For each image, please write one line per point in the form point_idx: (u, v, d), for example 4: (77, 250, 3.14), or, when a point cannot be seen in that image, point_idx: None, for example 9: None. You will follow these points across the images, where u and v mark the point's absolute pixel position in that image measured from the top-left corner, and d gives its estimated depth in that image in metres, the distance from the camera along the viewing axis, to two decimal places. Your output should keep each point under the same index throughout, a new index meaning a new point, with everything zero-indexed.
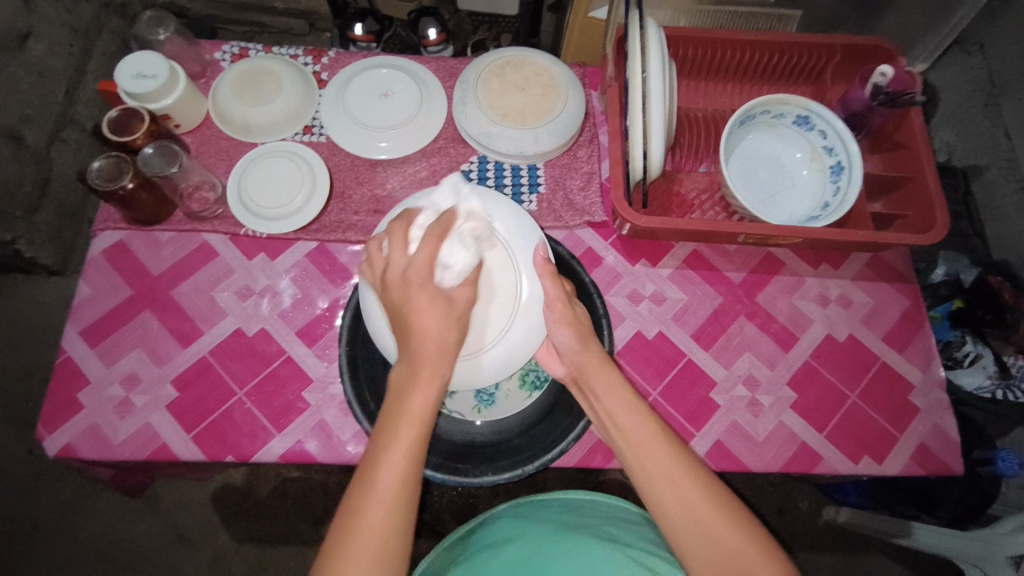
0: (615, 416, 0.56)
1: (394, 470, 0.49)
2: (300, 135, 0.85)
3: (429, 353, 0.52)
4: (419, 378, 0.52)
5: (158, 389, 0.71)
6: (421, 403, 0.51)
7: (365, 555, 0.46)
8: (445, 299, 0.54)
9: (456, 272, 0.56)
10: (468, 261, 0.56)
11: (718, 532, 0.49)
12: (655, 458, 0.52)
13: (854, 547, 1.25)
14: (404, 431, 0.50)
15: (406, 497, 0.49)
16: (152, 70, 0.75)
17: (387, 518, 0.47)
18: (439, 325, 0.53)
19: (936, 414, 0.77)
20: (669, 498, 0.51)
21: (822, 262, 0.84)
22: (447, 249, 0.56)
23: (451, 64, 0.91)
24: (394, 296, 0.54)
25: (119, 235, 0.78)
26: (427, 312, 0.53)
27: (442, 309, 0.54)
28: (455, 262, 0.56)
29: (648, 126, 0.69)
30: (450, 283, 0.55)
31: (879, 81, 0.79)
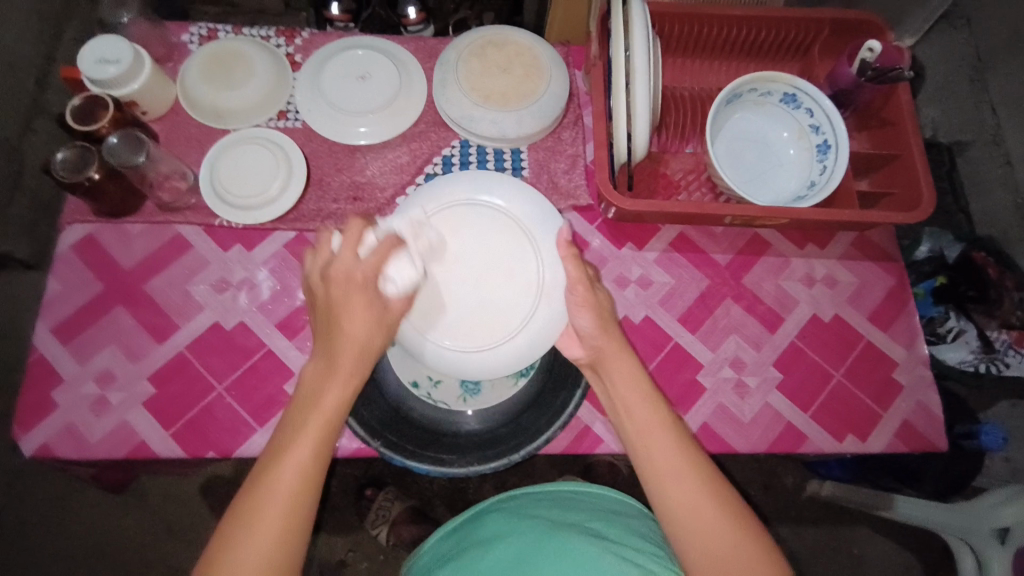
0: (625, 402, 0.55)
1: (298, 467, 0.46)
2: (275, 121, 0.81)
3: (346, 347, 0.51)
4: (334, 376, 0.50)
5: (135, 385, 0.70)
6: (331, 396, 0.50)
7: (257, 550, 0.44)
8: (383, 305, 0.55)
9: (403, 283, 0.57)
10: (415, 279, 0.58)
11: (714, 522, 0.49)
12: (660, 447, 0.52)
13: (837, 519, 1.28)
14: (311, 426, 0.48)
15: (307, 496, 0.46)
16: (114, 54, 0.71)
17: (286, 514, 0.45)
18: (364, 324, 0.52)
19: (919, 391, 0.78)
20: (675, 493, 0.51)
21: (808, 242, 0.84)
22: (395, 264, 0.57)
23: (430, 44, 0.88)
24: (332, 294, 0.53)
25: (87, 228, 0.75)
26: (360, 315, 0.52)
27: (373, 316, 0.53)
28: (402, 275, 0.57)
29: (632, 108, 0.68)
30: (393, 295, 0.57)
31: (867, 57, 0.77)
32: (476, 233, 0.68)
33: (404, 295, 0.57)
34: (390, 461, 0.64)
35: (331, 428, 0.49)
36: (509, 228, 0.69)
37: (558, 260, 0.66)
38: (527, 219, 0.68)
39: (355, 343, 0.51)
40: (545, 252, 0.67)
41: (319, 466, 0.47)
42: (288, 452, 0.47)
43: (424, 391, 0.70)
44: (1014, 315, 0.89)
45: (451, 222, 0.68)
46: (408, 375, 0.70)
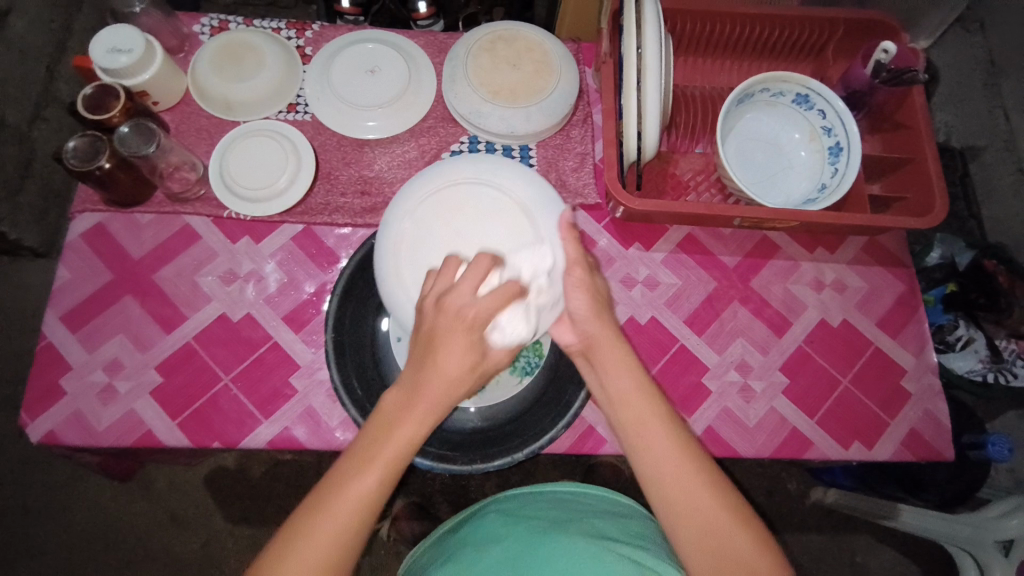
0: (620, 395, 0.54)
1: (359, 501, 0.46)
2: (284, 113, 0.82)
3: (437, 384, 0.49)
4: (415, 412, 0.48)
5: (141, 375, 0.70)
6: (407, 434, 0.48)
7: (304, 573, 0.45)
8: (483, 351, 0.50)
9: (510, 334, 0.52)
10: (520, 332, 0.53)
11: (713, 523, 0.49)
12: (656, 444, 0.51)
13: (841, 527, 1.27)
14: (378, 463, 0.47)
15: (365, 525, 0.47)
16: (125, 43, 0.71)
17: (341, 542, 0.46)
18: (457, 361, 0.49)
19: (928, 399, 0.77)
20: (663, 484, 0.50)
21: (818, 246, 0.83)
22: (505, 314, 0.52)
23: (441, 39, 0.88)
24: (436, 326, 0.49)
25: (98, 218, 0.75)
26: (457, 360, 0.49)
27: (470, 362, 0.49)
28: (509, 318, 0.52)
29: (642, 106, 0.67)
30: (497, 345, 0.52)
31: (882, 58, 0.76)
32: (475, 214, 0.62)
33: (509, 345, 0.52)
34: None
35: (400, 466, 0.48)
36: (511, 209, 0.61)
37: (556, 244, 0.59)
38: (529, 199, 0.62)
39: (445, 383, 0.49)
40: (545, 232, 0.60)
41: (378, 500, 0.47)
42: (349, 482, 0.47)
43: None
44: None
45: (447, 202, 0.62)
46: None
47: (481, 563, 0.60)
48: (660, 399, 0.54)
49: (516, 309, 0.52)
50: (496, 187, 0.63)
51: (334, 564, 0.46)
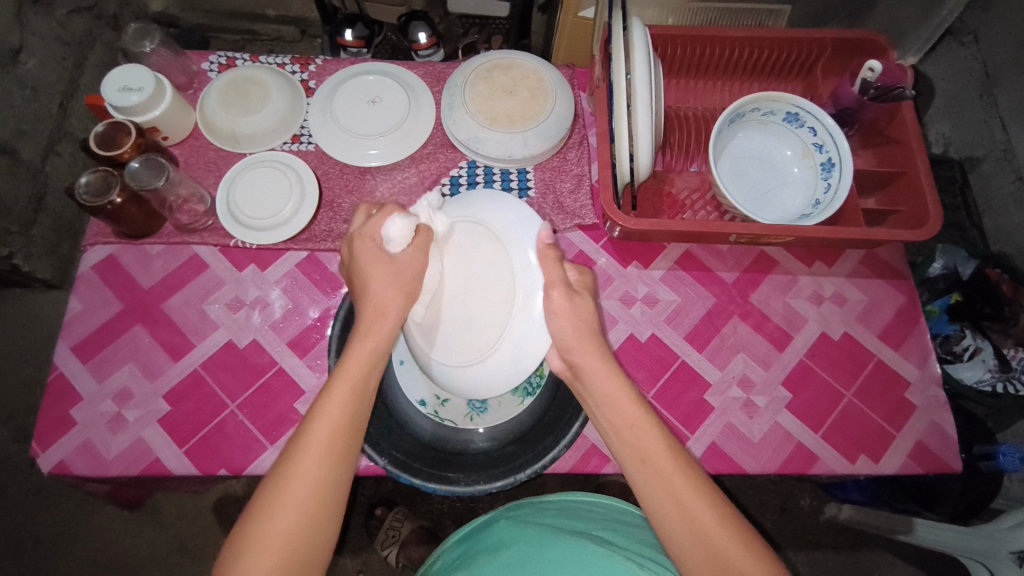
0: (620, 428, 0.54)
1: (345, 394, 0.51)
2: (290, 144, 0.84)
3: (370, 321, 0.56)
4: (366, 332, 0.55)
5: (150, 403, 0.71)
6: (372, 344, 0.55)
7: (314, 461, 0.48)
8: (390, 260, 0.58)
9: (400, 238, 0.59)
10: (409, 226, 0.59)
11: (726, 549, 0.48)
12: (661, 475, 0.51)
13: (858, 544, 1.25)
14: (356, 362, 0.53)
15: (329, 498, 0.48)
16: (138, 83, 0.75)
17: (335, 431, 0.50)
18: (374, 346, 0.55)
19: (933, 410, 0.76)
20: (672, 514, 0.50)
21: (816, 260, 0.84)
22: (390, 222, 0.59)
23: (438, 68, 0.91)
24: (353, 258, 0.60)
25: (109, 250, 0.77)
26: (378, 273, 0.58)
27: (389, 271, 0.58)
28: (413, 233, 0.60)
29: (633, 128, 0.69)
30: (397, 251, 0.59)
31: (868, 77, 0.77)
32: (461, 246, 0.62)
33: (403, 246, 0.59)
34: (397, 479, 0.64)
35: (367, 375, 0.54)
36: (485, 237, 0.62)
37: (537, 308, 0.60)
38: (502, 226, 0.63)
39: (364, 359, 0.54)
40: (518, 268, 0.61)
41: (339, 464, 0.49)
42: (339, 375, 0.52)
43: (432, 410, 0.71)
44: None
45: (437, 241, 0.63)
46: (416, 394, 0.72)
47: (487, 569, 0.61)
48: (665, 426, 0.54)
49: (403, 215, 0.60)
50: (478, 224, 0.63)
51: (335, 452, 0.49)
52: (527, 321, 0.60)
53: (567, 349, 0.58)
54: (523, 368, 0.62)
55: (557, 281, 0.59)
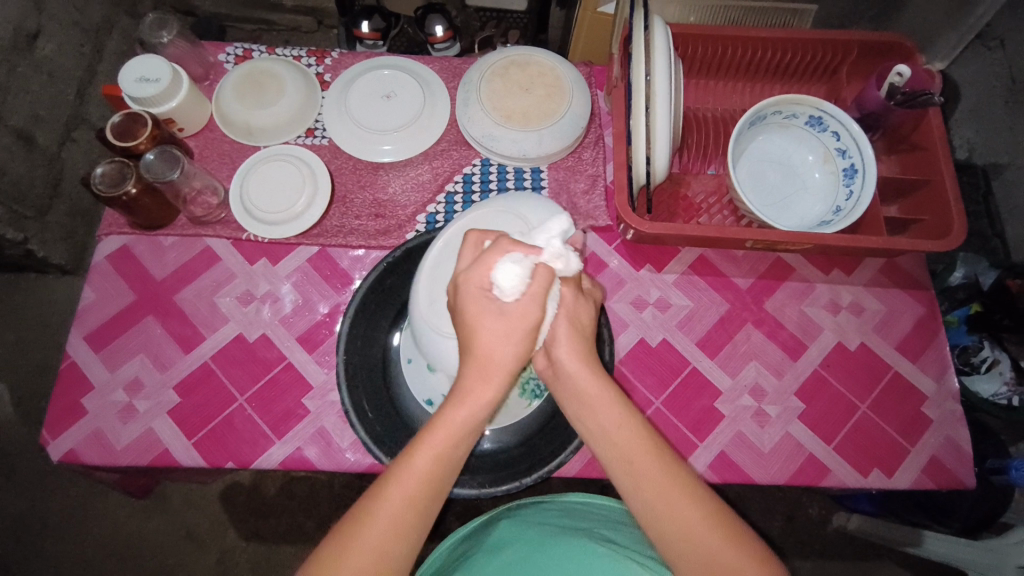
0: (608, 435, 0.52)
1: (440, 445, 0.48)
2: (303, 138, 0.84)
3: (472, 382, 0.50)
4: (475, 379, 0.50)
5: (161, 394, 0.72)
6: (479, 396, 0.49)
7: (396, 507, 0.47)
8: (498, 313, 0.50)
9: (513, 290, 0.50)
10: (524, 275, 0.50)
11: (725, 559, 0.47)
12: (653, 485, 0.50)
13: (866, 554, 1.23)
14: (459, 413, 0.49)
15: (403, 549, 0.47)
16: (154, 74, 0.75)
17: (423, 479, 0.47)
18: (474, 405, 0.49)
19: (949, 426, 0.75)
20: (665, 521, 0.49)
21: (833, 268, 0.82)
22: (503, 265, 0.50)
23: (454, 64, 0.90)
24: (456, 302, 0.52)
25: (123, 240, 0.78)
26: (487, 323, 0.50)
27: (499, 322, 0.50)
28: (530, 278, 0.50)
29: (651, 131, 0.68)
30: (509, 301, 0.50)
31: (895, 81, 0.75)
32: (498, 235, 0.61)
33: (517, 297, 0.50)
34: None
35: (468, 427, 0.49)
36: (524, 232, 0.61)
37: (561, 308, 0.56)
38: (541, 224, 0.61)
39: (455, 429, 0.49)
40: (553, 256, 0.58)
41: (421, 512, 0.48)
42: (437, 424, 0.48)
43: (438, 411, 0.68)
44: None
45: (480, 222, 0.62)
46: (422, 394, 0.69)
47: (487, 568, 0.60)
48: (656, 431, 0.53)
49: (516, 257, 0.50)
50: (517, 216, 0.62)
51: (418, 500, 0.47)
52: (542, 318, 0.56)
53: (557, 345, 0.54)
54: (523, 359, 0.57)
55: (569, 274, 0.56)
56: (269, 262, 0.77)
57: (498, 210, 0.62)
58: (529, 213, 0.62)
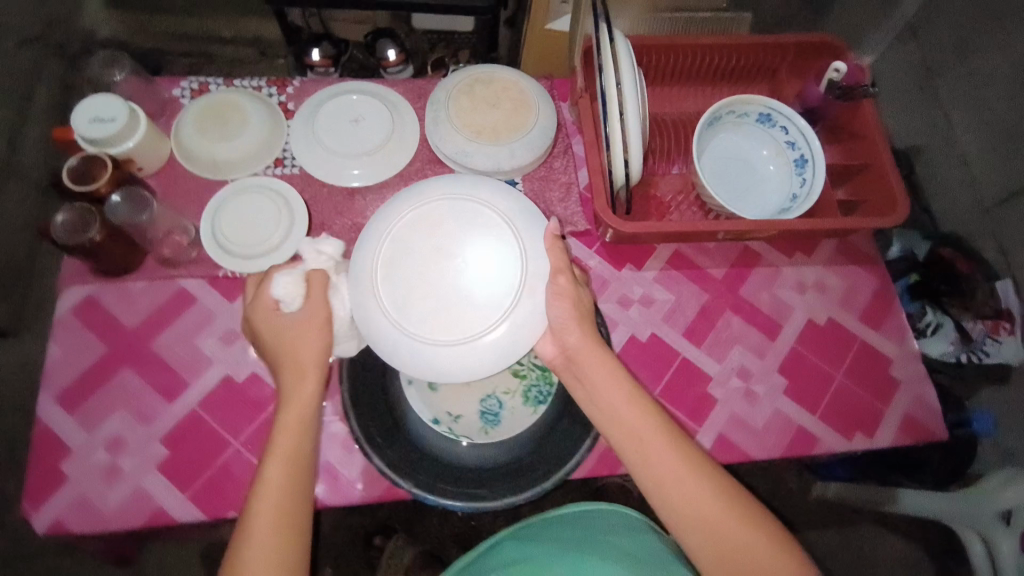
0: (619, 415, 0.59)
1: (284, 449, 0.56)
2: (272, 168, 0.83)
3: (290, 388, 0.60)
4: (301, 384, 0.60)
5: (148, 448, 0.68)
6: (302, 400, 0.59)
7: (266, 518, 0.52)
8: (285, 322, 0.61)
9: (290, 297, 0.61)
10: (293, 281, 0.61)
11: (719, 521, 0.54)
12: (663, 461, 0.56)
13: (845, 520, 1.30)
14: (289, 419, 0.58)
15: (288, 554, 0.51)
16: (109, 113, 0.72)
17: (280, 487, 0.54)
18: (298, 406, 0.59)
19: (916, 384, 0.81)
20: (674, 495, 0.55)
21: (796, 251, 0.88)
22: (274, 284, 0.61)
23: (419, 85, 0.91)
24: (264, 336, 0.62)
25: (87, 290, 0.73)
26: (304, 342, 0.61)
27: (299, 333, 0.61)
28: (303, 288, 0.62)
29: (627, 138, 0.71)
30: (291, 310, 0.61)
31: (834, 77, 0.82)
32: (460, 225, 0.65)
33: (297, 301, 0.61)
34: (423, 501, 0.64)
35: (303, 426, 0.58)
36: (490, 222, 0.65)
37: (540, 302, 0.62)
38: (511, 211, 0.66)
39: (291, 431, 0.57)
40: (528, 247, 0.64)
41: (288, 517, 0.53)
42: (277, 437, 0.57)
43: (446, 428, 0.70)
44: (986, 306, 0.95)
45: (437, 213, 0.65)
46: (428, 413, 0.71)
47: None
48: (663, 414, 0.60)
49: (289, 273, 0.61)
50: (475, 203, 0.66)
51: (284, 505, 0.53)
52: (524, 310, 0.62)
53: (565, 335, 0.62)
54: (512, 351, 0.62)
55: (564, 268, 0.63)
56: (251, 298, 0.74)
57: (451, 196, 0.65)
58: (497, 200, 0.66)
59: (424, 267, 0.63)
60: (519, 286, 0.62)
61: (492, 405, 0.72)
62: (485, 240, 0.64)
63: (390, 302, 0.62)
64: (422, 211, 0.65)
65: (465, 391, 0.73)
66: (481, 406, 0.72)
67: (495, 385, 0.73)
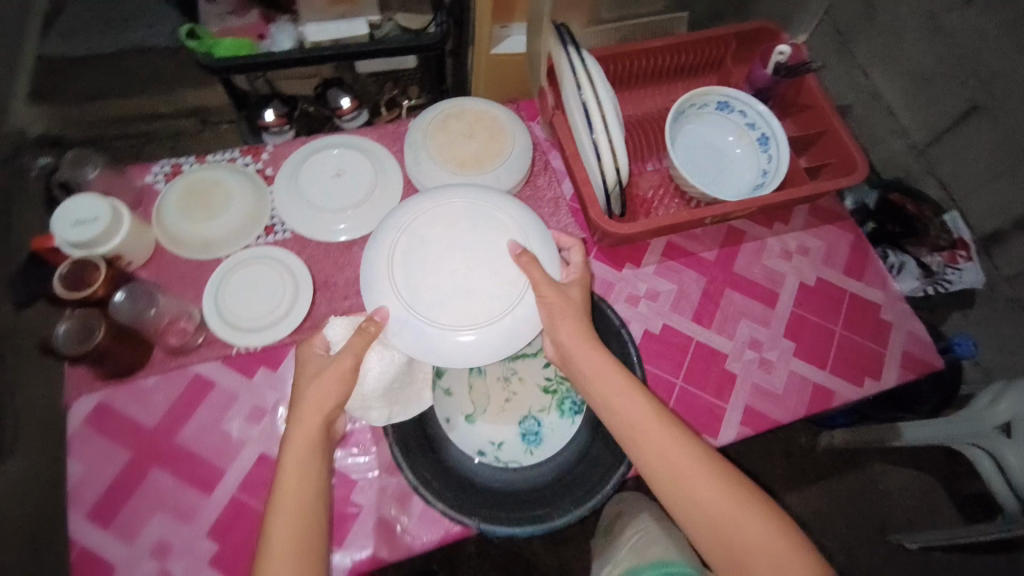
0: (609, 399, 0.64)
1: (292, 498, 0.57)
2: (263, 237, 0.82)
3: (296, 432, 0.59)
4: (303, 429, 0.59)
5: (195, 547, 0.65)
6: (304, 445, 0.58)
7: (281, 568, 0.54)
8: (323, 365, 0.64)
9: (338, 339, 0.65)
10: (343, 328, 0.66)
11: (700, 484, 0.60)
12: (649, 437, 0.62)
13: (857, 462, 1.37)
14: (293, 469, 0.58)
15: None
16: (91, 213, 0.70)
17: (290, 537, 0.55)
18: (301, 451, 0.58)
19: (907, 323, 0.88)
20: (663, 466, 0.61)
21: (774, 222, 0.94)
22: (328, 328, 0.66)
23: (392, 129, 0.92)
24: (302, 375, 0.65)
25: (98, 396, 0.71)
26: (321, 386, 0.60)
27: (328, 380, 0.61)
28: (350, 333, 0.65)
29: (614, 146, 0.76)
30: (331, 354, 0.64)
31: (780, 59, 0.90)
32: (473, 226, 0.67)
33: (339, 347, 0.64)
34: (493, 533, 0.62)
35: (309, 473, 0.58)
36: (500, 228, 0.67)
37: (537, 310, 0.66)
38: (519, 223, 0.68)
39: (300, 478, 0.58)
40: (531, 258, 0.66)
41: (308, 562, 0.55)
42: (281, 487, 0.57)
43: (492, 457, 0.71)
44: (941, 238, 1.05)
45: (453, 212, 0.68)
46: (471, 447, 0.71)
47: None
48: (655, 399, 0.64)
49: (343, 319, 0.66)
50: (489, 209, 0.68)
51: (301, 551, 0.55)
52: (521, 314, 0.65)
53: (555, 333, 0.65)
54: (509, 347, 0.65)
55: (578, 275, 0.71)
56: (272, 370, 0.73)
57: (469, 197, 0.68)
58: (508, 209, 0.68)
59: (433, 259, 0.66)
60: (520, 292, 0.65)
61: (532, 425, 0.74)
62: (496, 244, 0.67)
63: (403, 291, 0.64)
64: (440, 208, 0.68)
65: (502, 416, 0.74)
66: (521, 427, 0.73)
67: (530, 404, 0.75)
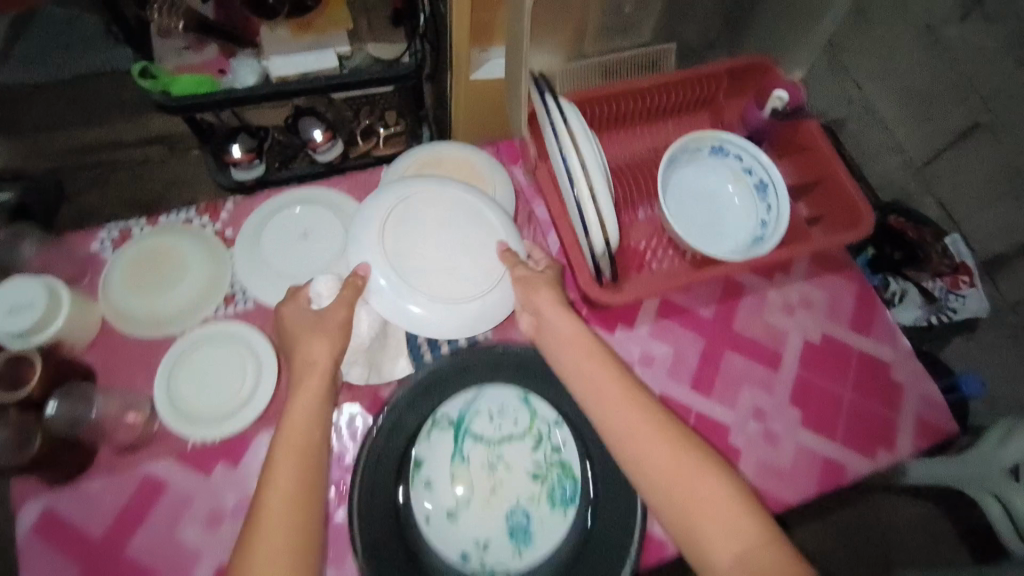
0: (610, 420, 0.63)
1: (283, 506, 0.55)
2: (222, 307, 0.74)
3: (291, 435, 0.59)
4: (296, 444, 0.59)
5: None
6: (296, 453, 0.58)
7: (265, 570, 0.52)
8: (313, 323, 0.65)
9: (325, 293, 0.67)
10: (331, 282, 0.67)
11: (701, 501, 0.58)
12: (651, 451, 0.60)
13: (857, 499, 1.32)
14: (287, 470, 0.57)
15: None
16: (27, 299, 0.66)
17: (276, 538, 0.54)
18: (296, 454, 0.58)
19: (919, 384, 0.82)
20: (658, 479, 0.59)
21: (775, 274, 0.88)
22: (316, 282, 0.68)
23: (363, 177, 0.83)
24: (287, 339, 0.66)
25: (37, 506, 0.63)
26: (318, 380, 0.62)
27: (323, 375, 0.63)
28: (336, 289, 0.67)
29: (601, 214, 0.70)
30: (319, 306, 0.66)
31: (777, 105, 0.84)
32: (463, 215, 0.72)
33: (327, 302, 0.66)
34: None
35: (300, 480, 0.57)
36: (485, 223, 0.73)
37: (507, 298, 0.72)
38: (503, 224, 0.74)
39: (293, 479, 0.57)
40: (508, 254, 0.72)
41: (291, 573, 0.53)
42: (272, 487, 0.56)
43: (477, 560, 0.65)
44: (943, 264, 0.98)
45: (448, 198, 0.72)
46: (454, 549, 0.66)
47: None
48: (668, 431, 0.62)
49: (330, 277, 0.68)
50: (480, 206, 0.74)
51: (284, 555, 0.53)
52: (488, 301, 0.71)
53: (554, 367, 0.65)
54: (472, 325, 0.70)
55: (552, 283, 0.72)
56: (233, 468, 0.66)
57: (464, 188, 0.74)
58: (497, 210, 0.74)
59: (424, 235, 0.71)
60: (493, 282, 0.71)
61: (520, 519, 0.67)
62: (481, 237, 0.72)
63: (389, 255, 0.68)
64: (438, 192, 0.72)
65: (487, 510, 0.67)
66: (509, 522, 0.66)
67: (518, 495, 0.68)
